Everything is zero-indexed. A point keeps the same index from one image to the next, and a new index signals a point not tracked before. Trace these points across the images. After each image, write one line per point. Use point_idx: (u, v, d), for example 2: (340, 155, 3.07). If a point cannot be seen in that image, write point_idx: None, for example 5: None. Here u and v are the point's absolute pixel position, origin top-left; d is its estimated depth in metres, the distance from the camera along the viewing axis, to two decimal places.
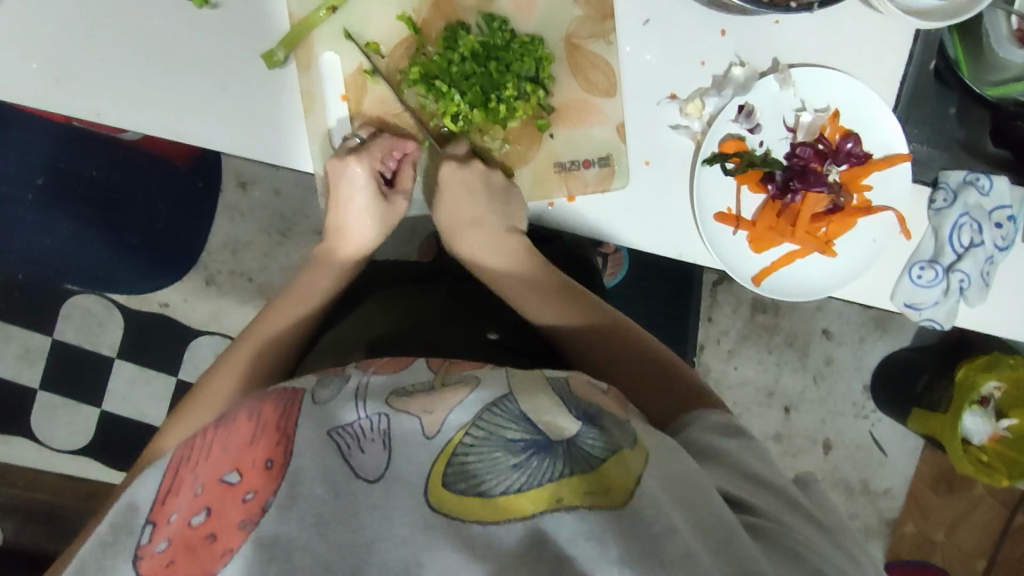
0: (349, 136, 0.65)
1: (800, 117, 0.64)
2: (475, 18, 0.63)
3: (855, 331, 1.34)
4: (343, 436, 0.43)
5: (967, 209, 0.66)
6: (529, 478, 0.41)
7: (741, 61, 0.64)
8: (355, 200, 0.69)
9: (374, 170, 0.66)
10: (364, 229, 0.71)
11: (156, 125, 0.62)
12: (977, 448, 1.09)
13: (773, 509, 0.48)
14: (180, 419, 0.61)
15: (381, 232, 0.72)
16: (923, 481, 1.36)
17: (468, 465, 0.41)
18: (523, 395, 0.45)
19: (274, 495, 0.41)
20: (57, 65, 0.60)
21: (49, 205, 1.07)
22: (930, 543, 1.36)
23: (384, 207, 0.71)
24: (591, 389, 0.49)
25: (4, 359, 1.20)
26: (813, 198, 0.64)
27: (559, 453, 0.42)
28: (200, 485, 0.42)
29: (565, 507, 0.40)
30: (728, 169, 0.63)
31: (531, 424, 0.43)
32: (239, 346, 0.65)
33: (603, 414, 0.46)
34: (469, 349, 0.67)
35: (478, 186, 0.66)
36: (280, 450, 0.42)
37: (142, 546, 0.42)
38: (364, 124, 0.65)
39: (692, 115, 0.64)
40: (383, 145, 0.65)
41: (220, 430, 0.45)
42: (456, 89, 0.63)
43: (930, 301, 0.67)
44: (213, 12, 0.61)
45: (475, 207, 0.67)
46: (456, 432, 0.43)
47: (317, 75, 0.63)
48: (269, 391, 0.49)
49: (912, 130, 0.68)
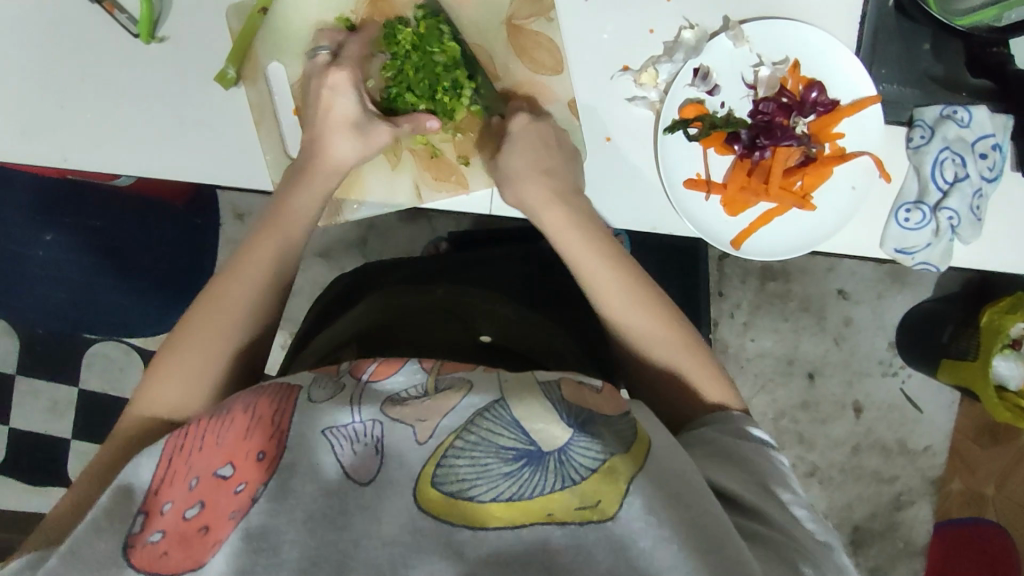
0: (319, 50, 0.62)
1: (758, 72, 0.63)
2: (412, 10, 0.63)
3: (872, 289, 1.30)
4: (336, 437, 0.43)
5: (947, 143, 0.64)
6: (521, 489, 0.40)
7: (691, 23, 0.63)
8: (335, 113, 0.62)
9: (357, 79, 0.62)
10: (342, 150, 0.62)
11: (124, 164, 0.63)
12: (1015, 395, 1.05)
13: (756, 505, 0.48)
14: (169, 360, 0.55)
15: (360, 156, 0.62)
16: (963, 435, 1.32)
17: (458, 470, 0.40)
18: (518, 402, 0.43)
19: (262, 486, 0.41)
20: (25, 119, 0.62)
21: (65, 258, 1.00)
22: (980, 498, 1.32)
23: (371, 134, 0.62)
24: (582, 392, 0.47)
25: (35, 414, 1.24)
26: (782, 151, 0.64)
27: (549, 465, 0.40)
28: (196, 478, 0.42)
29: (555, 522, 0.40)
30: (691, 134, 0.63)
31: (524, 432, 0.41)
32: (226, 281, 0.58)
33: (596, 419, 0.44)
34: (456, 351, 0.64)
35: (553, 139, 0.61)
36: (273, 444, 0.42)
37: (133, 536, 0.41)
38: (325, 32, 0.63)
39: (647, 84, 0.63)
40: (355, 48, 0.62)
41: (216, 420, 0.45)
42: (406, 88, 0.63)
43: (922, 243, 0.65)
44: (159, 45, 0.62)
45: (551, 159, 0.61)
46: (448, 436, 0.42)
47: (264, 86, 0.64)
48: (265, 384, 0.48)
49: (878, 71, 0.66)
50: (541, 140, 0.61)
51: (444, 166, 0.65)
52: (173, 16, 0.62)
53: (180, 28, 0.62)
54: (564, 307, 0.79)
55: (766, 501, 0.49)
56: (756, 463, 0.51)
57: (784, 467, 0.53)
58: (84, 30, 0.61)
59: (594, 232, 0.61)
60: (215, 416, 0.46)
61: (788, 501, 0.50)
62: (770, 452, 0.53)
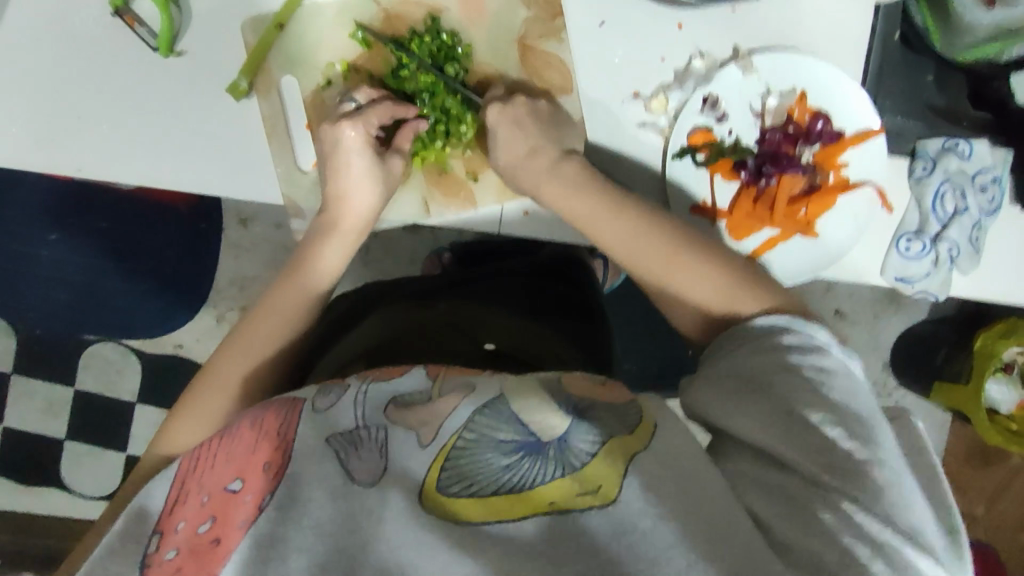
0: (348, 100, 0.65)
1: (766, 101, 0.64)
2: (423, 23, 0.64)
3: (868, 309, 1.31)
4: (338, 442, 0.43)
5: (947, 176, 0.66)
6: (521, 479, 0.40)
7: (702, 52, 0.64)
8: (353, 166, 0.65)
9: (368, 135, 0.64)
10: (365, 200, 0.66)
11: (135, 173, 0.64)
12: (1005, 418, 1.07)
13: (772, 448, 0.47)
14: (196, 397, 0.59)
15: (382, 200, 0.67)
16: (956, 457, 1.33)
17: (462, 466, 0.41)
18: (516, 396, 0.44)
19: (268, 495, 0.41)
20: (39, 127, 0.63)
21: (65, 259, 1.03)
22: (970, 518, 1.33)
23: (385, 174, 0.66)
24: (588, 386, 0.47)
25: (29, 413, 1.23)
26: (788, 180, 0.65)
27: (549, 454, 0.41)
28: (207, 495, 0.42)
29: (557, 509, 0.40)
30: (698, 160, 0.65)
31: (522, 424, 0.42)
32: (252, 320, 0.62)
33: (596, 407, 0.45)
34: (467, 358, 0.67)
35: (526, 116, 0.63)
36: (278, 454, 0.43)
37: (149, 556, 0.41)
38: (364, 89, 0.65)
39: (657, 110, 0.64)
40: (383, 109, 0.64)
41: (224, 438, 0.45)
42: (427, 92, 0.66)
43: (922, 273, 0.66)
44: (177, 60, 0.63)
45: (526, 136, 0.63)
46: (451, 435, 0.42)
47: (276, 98, 0.65)
48: (272, 399, 0.48)
49: (883, 102, 0.69)
50: (513, 121, 0.63)
51: (452, 182, 0.67)
52: (190, 31, 0.63)
53: (198, 43, 0.63)
54: (570, 321, 0.78)
55: (783, 437, 0.46)
56: (779, 387, 0.48)
57: (818, 380, 0.48)
58: (99, 42, 0.62)
59: (582, 193, 0.62)
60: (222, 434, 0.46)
61: (817, 421, 0.46)
62: (797, 369, 0.49)
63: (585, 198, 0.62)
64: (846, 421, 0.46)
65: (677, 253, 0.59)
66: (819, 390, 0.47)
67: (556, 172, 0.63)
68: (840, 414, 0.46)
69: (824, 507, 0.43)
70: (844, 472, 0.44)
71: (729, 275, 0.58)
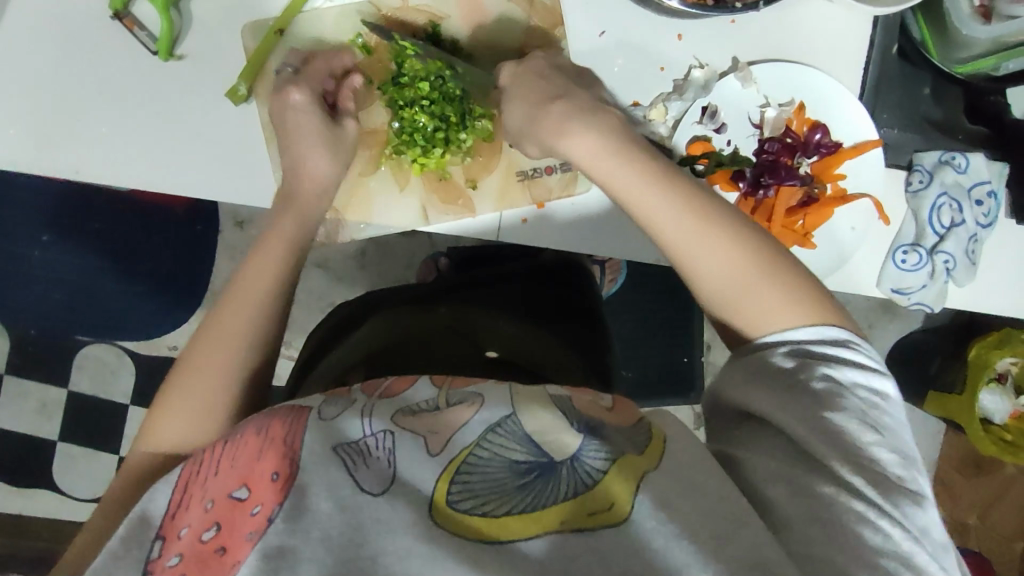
0: (284, 67, 0.64)
1: (765, 113, 0.64)
2: (424, 31, 0.65)
3: (862, 317, 1.32)
4: (347, 452, 0.43)
5: (944, 188, 0.66)
6: (534, 499, 0.40)
7: (701, 63, 0.64)
8: (304, 127, 0.62)
9: (317, 95, 0.63)
10: (323, 166, 0.63)
11: (135, 175, 0.64)
12: (999, 428, 1.08)
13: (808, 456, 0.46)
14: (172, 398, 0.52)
15: (340, 168, 0.64)
16: (949, 465, 1.34)
17: (472, 485, 0.41)
18: (527, 413, 0.43)
19: (279, 505, 0.41)
20: (39, 129, 0.62)
21: (57, 259, 1.01)
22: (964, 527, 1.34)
23: (337, 140, 0.63)
24: (595, 405, 0.47)
25: (22, 415, 1.22)
26: (785, 191, 0.66)
27: (562, 474, 0.41)
28: (211, 500, 0.42)
29: (570, 529, 0.40)
30: (698, 170, 0.63)
31: (535, 444, 0.42)
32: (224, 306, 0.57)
33: (605, 425, 0.45)
34: (467, 363, 0.65)
35: (546, 69, 0.61)
36: (286, 463, 0.42)
37: (152, 561, 0.41)
38: (291, 51, 0.65)
39: (656, 120, 0.64)
40: (320, 64, 0.64)
41: (229, 445, 0.45)
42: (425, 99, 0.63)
43: (918, 284, 0.66)
44: (179, 63, 0.63)
45: (548, 87, 0.60)
46: (462, 451, 0.42)
47: None
48: (279, 405, 0.48)
49: (879, 116, 0.68)
50: (534, 73, 0.61)
51: (452, 189, 0.68)
52: (192, 35, 0.63)
53: (200, 47, 0.63)
54: (571, 327, 0.79)
55: (828, 446, 0.45)
56: (830, 394, 0.46)
57: (873, 400, 0.46)
58: (101, 44, 0.62)
59: (618, 155, 0.56)
60: (229, 440, 0.46)
61: (869, 441, 0.45)
62: (852, 384, 0.47)
63: (624, 163, 0.56)
64: (893, 444, 0.45)
65: (713, 224, 0.52)
66: (872, 407, 0.46)
67: (592, 129, 0.57)
68: (887, 434, 0.46)
69: (864, 524, 0.42)
70: (887, 489, 0.43)
71: (771, 263, 0.52)
